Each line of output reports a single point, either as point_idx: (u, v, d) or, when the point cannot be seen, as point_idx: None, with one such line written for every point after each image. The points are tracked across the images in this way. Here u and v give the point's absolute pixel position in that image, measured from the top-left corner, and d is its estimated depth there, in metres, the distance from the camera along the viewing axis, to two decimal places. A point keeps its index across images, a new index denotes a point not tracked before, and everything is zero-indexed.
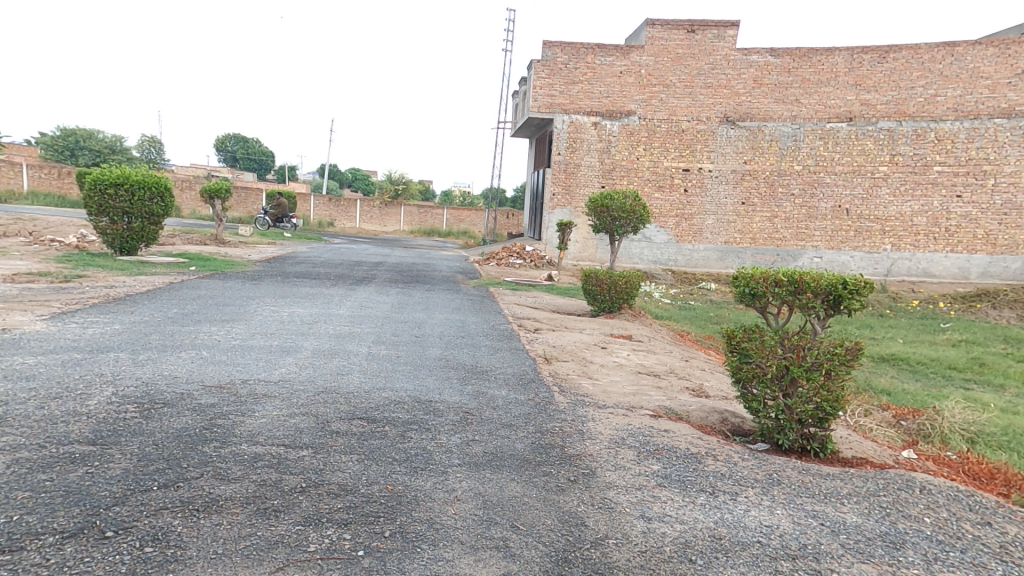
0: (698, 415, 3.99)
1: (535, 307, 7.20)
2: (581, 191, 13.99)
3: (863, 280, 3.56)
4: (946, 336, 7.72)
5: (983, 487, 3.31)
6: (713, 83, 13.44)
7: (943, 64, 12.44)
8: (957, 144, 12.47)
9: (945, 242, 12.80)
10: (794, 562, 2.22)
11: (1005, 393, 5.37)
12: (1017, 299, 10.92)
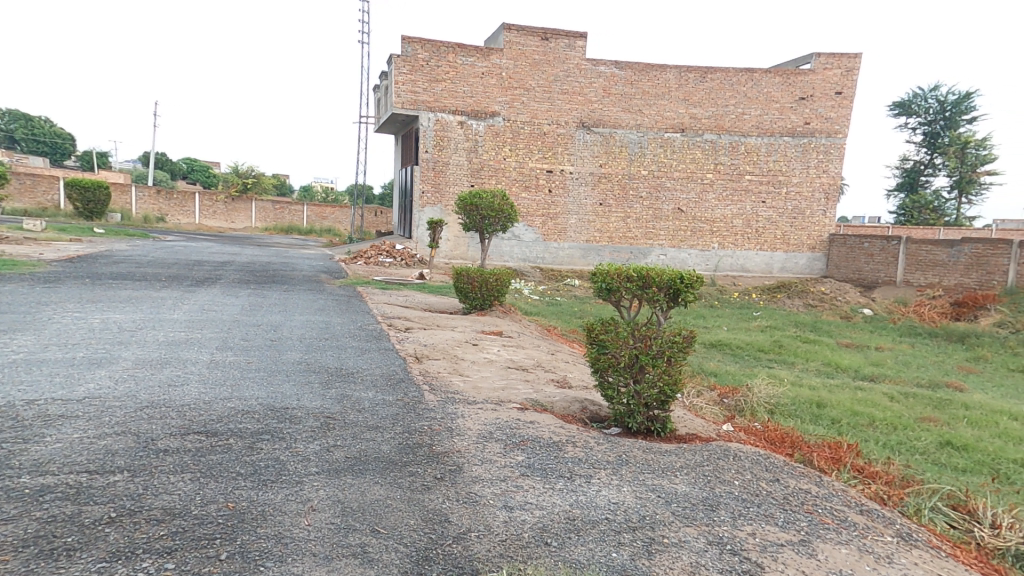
0: (561, 405, 4.21)
1: (406, 307, 7.06)
2: (451, 190, 14.03)
3: (696, 275, 4.02)
4: (757, 322, 9.06)
5: (777, 450, 4.08)
6: (568, 90, 14.22)
7: (746, 87, 14.46)
8: (760, 157, 14.67)
9: (755, 242, 14.96)
10: (635, 533, 2.44)
11: (796, 368, 6.47)
12: (803, 289, 13.07)
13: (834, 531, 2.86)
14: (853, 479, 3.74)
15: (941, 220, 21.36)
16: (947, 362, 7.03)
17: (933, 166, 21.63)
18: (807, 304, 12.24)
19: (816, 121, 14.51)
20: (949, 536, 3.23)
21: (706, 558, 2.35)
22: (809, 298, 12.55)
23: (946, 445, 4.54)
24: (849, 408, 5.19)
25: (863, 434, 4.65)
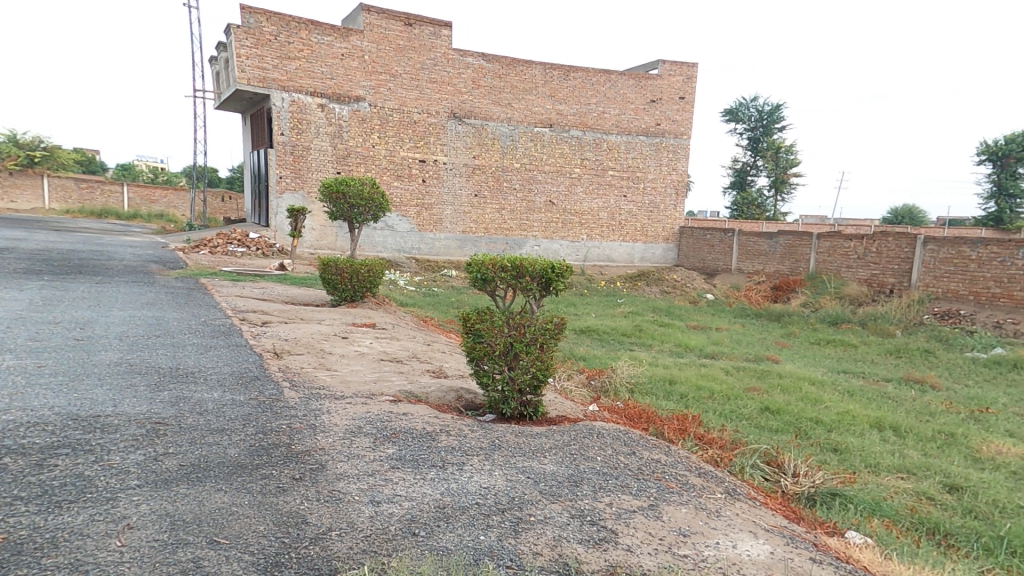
0: (436, 395, 4.18)
1: (264, 300, 6.51)
2: (314, 176, 12.99)
3: (565, 265, 4.20)
4: (620, 309, 9.81)
5: (633, 425, 4.48)
6: (437, 78, 14.05)
7: (605, 88, 15.54)
8: (621, 154, 15.89)
9: (620, 233, 16.23)
10: (503, 515, 2.52)
11: (654, 350, 7.13)
12: (659, 277, 14.43)
13: (677, 494, 3.23)
14: (693, 446, 4.25)
15: (762, 215, 24.88)
16: (768, 338, 8.21)
17: (756, 168, 25.05)
18: (663, 291, 13.51)
19: (664, 123, 16.05)
20: (762, 487, 3.84)
21: (568, 531, 2.51)
22: (664, 285, 13.89)
23: (766, 410, 5.31)
24: (695, 383, 5.85)
25: (705, 406, 5.27)
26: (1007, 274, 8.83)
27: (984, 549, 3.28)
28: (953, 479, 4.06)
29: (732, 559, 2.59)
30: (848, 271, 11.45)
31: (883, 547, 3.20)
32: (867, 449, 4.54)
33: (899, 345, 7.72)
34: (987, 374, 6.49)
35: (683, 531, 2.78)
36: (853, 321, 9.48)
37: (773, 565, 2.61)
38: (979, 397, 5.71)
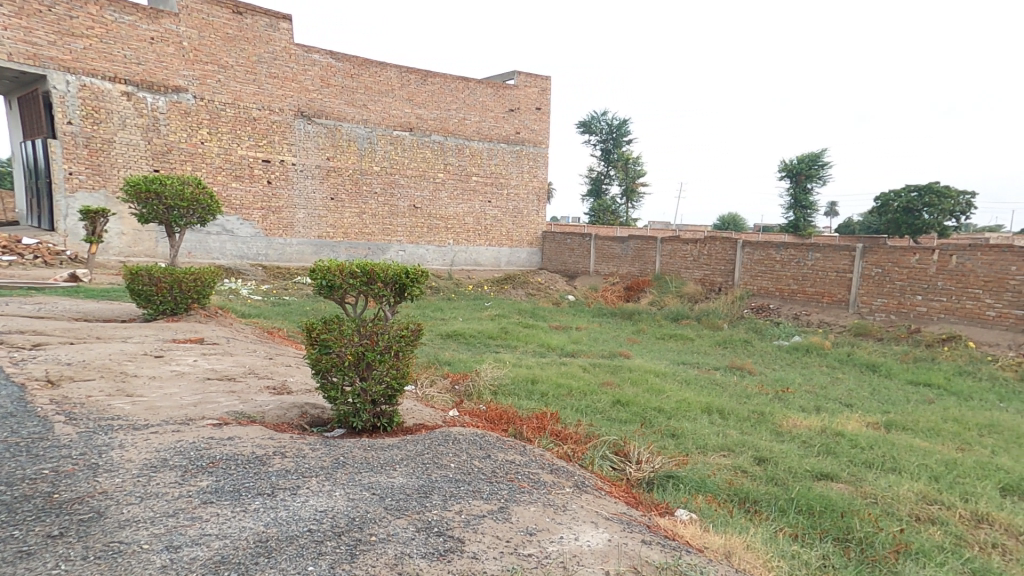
0: (274, 413, 3.84)
1: (43, 319, 5.49)
2: (119, 174, 11.20)
3: (420, 269, 4.09)
4: (487, 312, 9.93)
5: (493, 428, 4.51)
6: (277, 74, 13.12)
7: (463, 95, 15.99)
8: (483, 160, 16.56)
9: (485, 238, 16.91)
10: (340, 539, 2.35)
11: (517, 350, 7.32)
12: (525, 280, 14.96)
13: (527, 493, 3.30)
14: (550, 443, 4.41)
15: (617, 220, 27.14)
16: (621, 335, 8.88)
17: (609, 177, 27.11)
18: (527, 293, 14.01)
19: (524, 131, 17.17)
20: (609, 477, 4.10)
21: (412, 546, 2.42)
22: (528, 288, 14.43)
23: (617, 403, 5.71)
24: (555, 381, 6.11)
25: (563, 403, 5.51)
26: (801, 273, 10.46)
27: (780, 511, 3.82)
28: (762, 452, 4.68)
29: (573, 552, 2.70)
30: (685, 271, 12.82)
31: (704, 520, 3.58)
32: (698, 431, 5.08)
33: (725, 336, 8.80)
34: (788, 358, 7.65)
35: (529, 531, 2.83)
36: (690, 316, 10.63)
37: (609, 552, 2.76)
38: (783, 378, 6.72)
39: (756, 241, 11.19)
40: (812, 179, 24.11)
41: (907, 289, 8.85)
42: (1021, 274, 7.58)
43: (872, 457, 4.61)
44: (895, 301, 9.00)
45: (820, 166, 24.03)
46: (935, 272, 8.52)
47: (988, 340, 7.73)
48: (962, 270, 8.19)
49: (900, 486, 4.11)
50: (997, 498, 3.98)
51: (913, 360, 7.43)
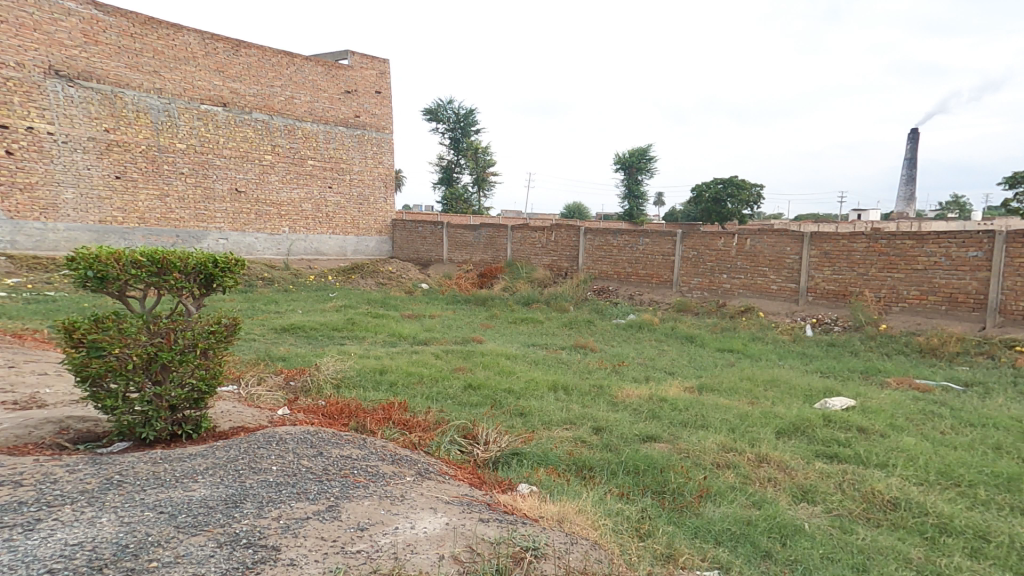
0: (13, 435, 3.19)
1: None
2: None
3: (233, 258, 3.69)
4: (332, 303, 9.44)
5: (333, 423, 4.26)
6: (9, 20, 10.50)
7: (288, 71, 15.16)
8: (319, 143, 15.91)
9: (328, 226, 16.25)
10: (102, 572, 2.00)
11: (364, 341, 7.04)
12: (375, 269, 14.46)
13: (362, 487, 3.14)
14: (393, 433, 4.29)
15: (470, 209, 27.52)
16: (475, 321, 9.01)
17: (460, 166, 27.30)
18: (378, 282, 13.67)
19: (364, 115, 16.95)
20: (456, 461, 4.10)
21: (207, 564, 2.14)
22: (379, 277, 14.03)
23: (468, 387, 5.75)
24: (405, 370, 5.97)
25: (412, 391, 5.40)
26: (634, 257, 11.53)
27: (612, 473, 4.12)
28: (599, 422, 5.03)
29: (407, 540, 2.58)
30: (535, 258, 13.43)
31: (542, 491, 3.72)
32: (543, 409, 5.31)
33: (571, 318, 9.39)
34: (625, 335, 8.39)
35: (360, 526, 2.66)
36: (540, 300, 11.18)
37: (445, 535, 2.69)
38: (619, 353, 7.37)
39: (595, 229, 12.12)
40: (642, 171, 26.82)
41: (716, 269, 10.22)
42: (795, 253, 9.18)
43: (687, 416, 5.22)
44: (707, 280, 10.35)
45: (648, 160, 26.84)
46: (736, 253, 9.95)
47: (773, 309, 9.27)
48: (755, 252, 9.68)
49: (706, 440, 4.72)
50: (773, 440, 4.79)
51: (721, 330, 8.63)
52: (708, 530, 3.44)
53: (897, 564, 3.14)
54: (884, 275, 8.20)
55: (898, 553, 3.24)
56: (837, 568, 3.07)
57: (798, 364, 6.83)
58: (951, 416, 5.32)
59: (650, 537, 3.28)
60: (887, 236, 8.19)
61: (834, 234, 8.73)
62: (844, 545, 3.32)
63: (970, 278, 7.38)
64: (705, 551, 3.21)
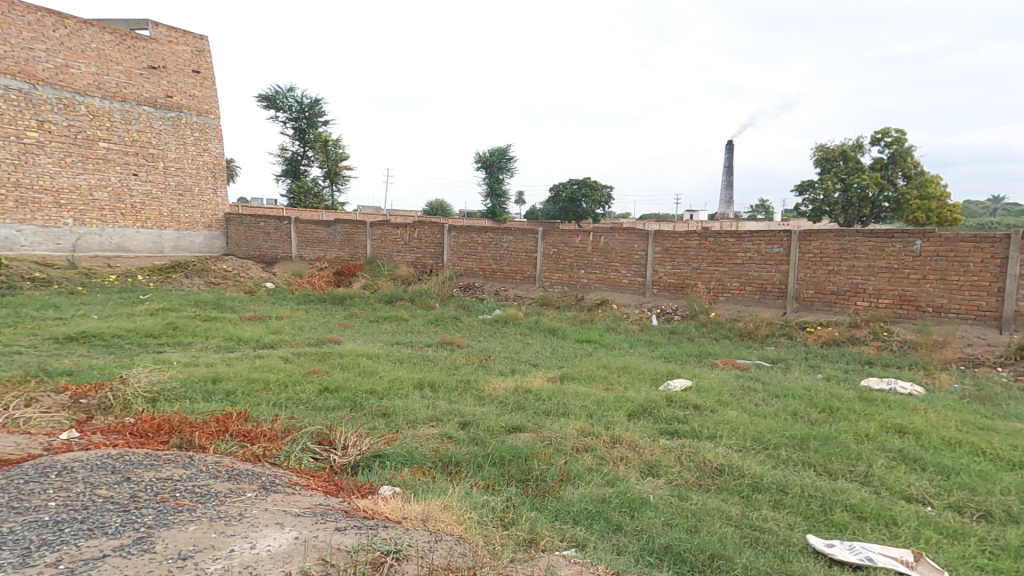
0: None
1: None
2: None
3: None
4: (145, 307, 8.40)
5: (147, 443, 3.69)
6: None
7: (58, 35, 13.06)
8: (115, 123, 14.06)
9: (133, 218, 14.41)
10: None
11: (191, 348, 6.29)
12: (203, 268, 12.96)
13: (186, 511, 2.74)
14: (229, 448, 3.85)
15: (321, 204, 26.01)
16: (332, 321, 8.53)
17: (307, 158, 25.66)
18: (208, 282, 12.34)
19: (177, 95, 15.39)
20: (308, 469, 3.80)
21: None
22: (209, 277, 12.63)
23: (324, 391, 5.37)
24: (245, 377, 5.40)
25: (256, 399, 4.92)
26: (498, 254, 11.81)
27: (478, 466, 4.13)
28: (465, 417, 5.02)
29: (246, 562, 2.31)
30: (397, 255, 13.13)
31: (406, 491, 3.60)
32: (408, 407, 5.15)
33: (437, 315, 9.29)
34: (492, 330, 8.54)
35: (183, 555, 2.31)
36: (404, 298, 10.94)
37: (293, 550, 2.45)
38: (485, 348, 7.46)
39: (460, 226, 12.20)
40: (502, 170, 27.68)
41: (574, 264, 10.87)
42: (641, 250, 10.11)
43: (549, 405, 5.44)
44: (567, 275, 10.96)
45: (507, 159, 27.76)
46: (591, 250, 10.66)
47: (625, 301, 10.12)
48: (608, 248, 10.47)
49: (567, 426, 4.97)
50: (625, 422, 5.20)
51: (580, 322, 9.18)
52: (567, 512, 3.62)
53: (721, 522, 3.59)
54: (713, 269, 9.37)
55: (722, 512, 3.72)
56: (675, 531, 3.41)
57: (646, 351, 7.54)
58: (763, 389, 6.25)
59: (513, 525, 3.35)
60: (714, 235, 9.36)
61: (673, 232, 9.76)
62: (681, 510, 3.72)
63: (776, 271, 8.75)
64: (564, 532, 3.37)
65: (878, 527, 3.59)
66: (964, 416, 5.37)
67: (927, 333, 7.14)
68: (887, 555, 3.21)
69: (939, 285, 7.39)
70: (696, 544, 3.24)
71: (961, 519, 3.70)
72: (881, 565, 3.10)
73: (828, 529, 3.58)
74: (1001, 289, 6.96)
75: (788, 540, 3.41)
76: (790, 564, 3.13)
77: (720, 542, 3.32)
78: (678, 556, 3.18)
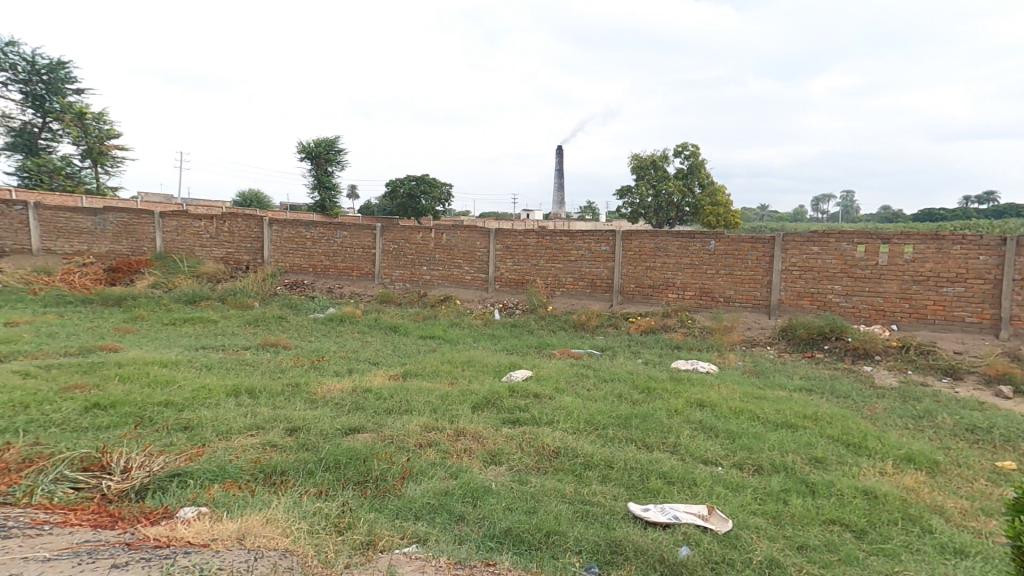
0: None
1: None
2: None
3: None
4: None
5: None
6: None
7: None
8: None
9: None
10: None
11: None
12: None
13: None
14: None
15: (77, 187, 21.31)
16: (105, 327, 7.61)
17: (50, 131, 20.37)
18: None
19: None
20: (65, 502, 3.23)
21: None
22: None
23: (91, 408, 4.63)
24: None
25: None
26: (332, 250, 11.45)
27: (308, 473, 3.91)
28: (294, 421, 4.72)
29: None
30: (200, 250, 12.12)
31: (216, 510, 3.27)
32: (217, 418, 4.67)
33: (258, 315, 8.72)
34: (326, 328, 8.20)
35: None
36: (211, 298, 10.14)
37: None
38: (317, 348, 7.07)
39: (287, 220, 11.60)
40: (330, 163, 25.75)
41: (416, 261, 10.86)
42: (483, 247, 10.44)
43: (391, 403, 5.36)
44: (408, 272, 10.92)
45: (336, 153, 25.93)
46: (433, 247, 10.74)
47: (468, 297, 10.37)
48: (450, 245, 10.63)
49: (410, 423, 4.95)
50: (469, 414, 5.35)
51: (421, 318, 9.19)
52: (409, 508, 3.61)
53: (556, 500, 3.88)
54: (550, 265, 10.04)
55: (558, 490, 4.03)
56: (514, 514, 3.61)
57: (489, 344, 7.82)
58: (594, 375, 6.90)
59: (350, 530, 3.24)
60: (550, 233, 10.01)
61: (513, 230, 10.23)
62: (520, 494, 3.95)
63: (604, 267, 9.69)
64: (404, 529, 3.35)
65: (683, 488, 4.20)
66: (745, 388, 6.53)
67: (720, 320, 8.51)
68: (688, 512, 3.79)
69: (728, 279, 8.85)
70: (534, 524, 3.47)
71: (743, 474, 4.51)
72: (683, 522, 3.65)
73: (645, 494, 4.09)
74: (770, 281, 8.59)
75: (612, 510, 3.81)
76: (614, 531, 3.50)
77: (555, 519, 3.59)
78: (517, 537, 3.36)
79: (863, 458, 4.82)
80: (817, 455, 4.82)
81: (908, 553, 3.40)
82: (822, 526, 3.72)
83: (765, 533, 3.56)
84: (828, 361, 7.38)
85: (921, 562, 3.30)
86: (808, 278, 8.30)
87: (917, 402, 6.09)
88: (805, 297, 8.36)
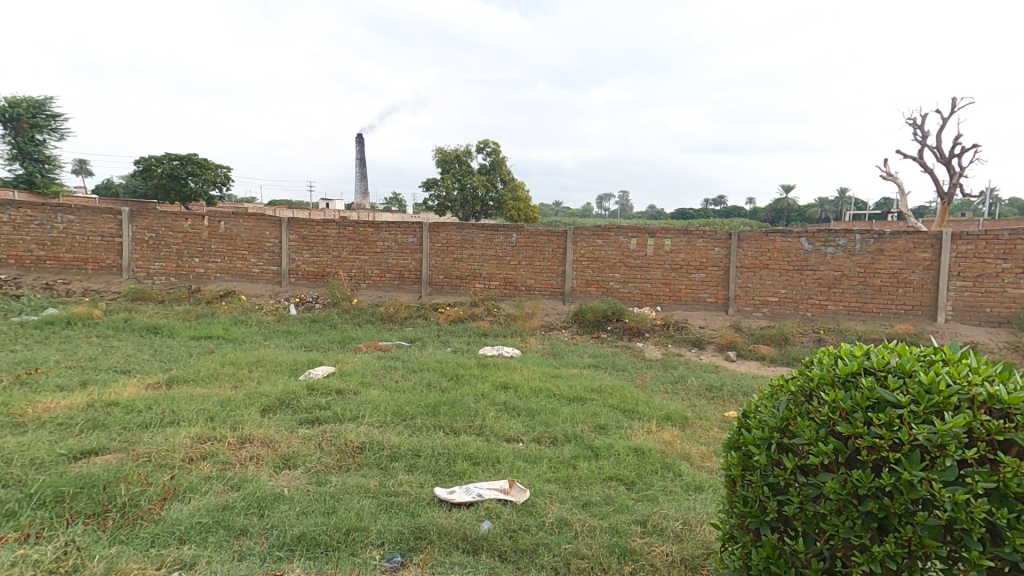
0: None
1: None
2: None
3: None
4: None
5: None
6: None
7: None
8: None
9: None
10: None
11: None
12: None
13: None
14: None
15: None
16: None
17: None
18: None
19: None
20: None
21: None
22: None
23: None
24: None
25: None
26: (48, 237, 9.60)
27: (9, 515, 3.18)
28: None
29: None
30: None
31: None
32: None
33: None
34: (38, 335, 6.78)
35: None
36: None
37: None
38: (26, 360, 5.78)
39: None
40: (40, 129, 19.82)
41: (184, 252, 9.71)
42: (273, 237, 9.72)
43: (147, 417, 4.65)
44: (172, 264, 9.71)
45: (48, 117, 20.11)
46: (208, 237, 9.71)
47: (256, 291, 9.56)
48: (230, 235, 9.69)
49: (177, 436, 4.36)
50: (257, 419, 4.91)
51: (191, 317, 8.15)
52: (170, 533, 3.16)
53: (359, 496, 3.78)
54: (353, 257, 9.73)
55: (360, 486, 3.93)
56: (310, 518, 3.42)
57: (282, 342, 7.26)
58: (402, 365, 6.90)
59: (76, 573, 2.72)
60: (352, 224, 9.69)
61: (308, 220, 9.69)
62: (317, 495, 3.75)
63: (411, 259, 9.72)
64: (162, 558, 2.93)
65: (486, 467, 4.43)
66: (543, 368, 7.17)
67: (522, 307, 9.16)
68: (491, 488, 4.02)
69: (528, 269, 9.56)
70: (332, 525, 3.34)
71: (540, 446, 4.93)
72: (486, 498, 3.86)
73: (451, 478, 4.21)
74: (564, 271, 9.52)
75: (418, 497, 3.84)
76: (418, 517, 3.54)
77: (356, 516, 3.49)
78: (312, 541, 3.19)
79: (634, 420, 5.66)
80: (600, 423, 5.51)
81: (664, 495, 4.09)
82: (602, 483, 4.26)
83: (556, 497, 3.95)
84: (610, 339, 8.47)
85: (672, 500, 3.99)
86: (595, 267, 9.40)
87: (674, 369, 7.36)
88: (592, 284, 9.45)
